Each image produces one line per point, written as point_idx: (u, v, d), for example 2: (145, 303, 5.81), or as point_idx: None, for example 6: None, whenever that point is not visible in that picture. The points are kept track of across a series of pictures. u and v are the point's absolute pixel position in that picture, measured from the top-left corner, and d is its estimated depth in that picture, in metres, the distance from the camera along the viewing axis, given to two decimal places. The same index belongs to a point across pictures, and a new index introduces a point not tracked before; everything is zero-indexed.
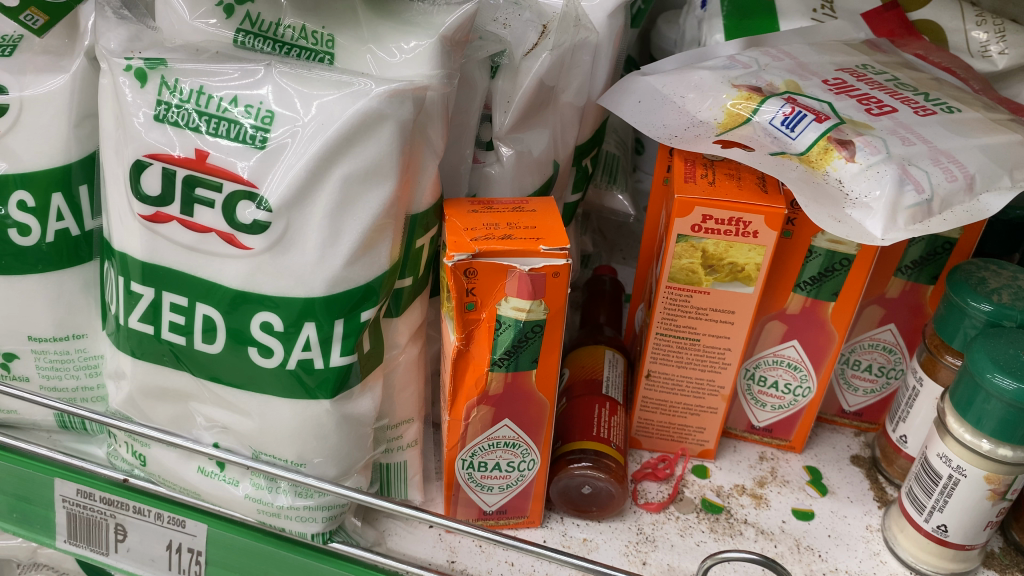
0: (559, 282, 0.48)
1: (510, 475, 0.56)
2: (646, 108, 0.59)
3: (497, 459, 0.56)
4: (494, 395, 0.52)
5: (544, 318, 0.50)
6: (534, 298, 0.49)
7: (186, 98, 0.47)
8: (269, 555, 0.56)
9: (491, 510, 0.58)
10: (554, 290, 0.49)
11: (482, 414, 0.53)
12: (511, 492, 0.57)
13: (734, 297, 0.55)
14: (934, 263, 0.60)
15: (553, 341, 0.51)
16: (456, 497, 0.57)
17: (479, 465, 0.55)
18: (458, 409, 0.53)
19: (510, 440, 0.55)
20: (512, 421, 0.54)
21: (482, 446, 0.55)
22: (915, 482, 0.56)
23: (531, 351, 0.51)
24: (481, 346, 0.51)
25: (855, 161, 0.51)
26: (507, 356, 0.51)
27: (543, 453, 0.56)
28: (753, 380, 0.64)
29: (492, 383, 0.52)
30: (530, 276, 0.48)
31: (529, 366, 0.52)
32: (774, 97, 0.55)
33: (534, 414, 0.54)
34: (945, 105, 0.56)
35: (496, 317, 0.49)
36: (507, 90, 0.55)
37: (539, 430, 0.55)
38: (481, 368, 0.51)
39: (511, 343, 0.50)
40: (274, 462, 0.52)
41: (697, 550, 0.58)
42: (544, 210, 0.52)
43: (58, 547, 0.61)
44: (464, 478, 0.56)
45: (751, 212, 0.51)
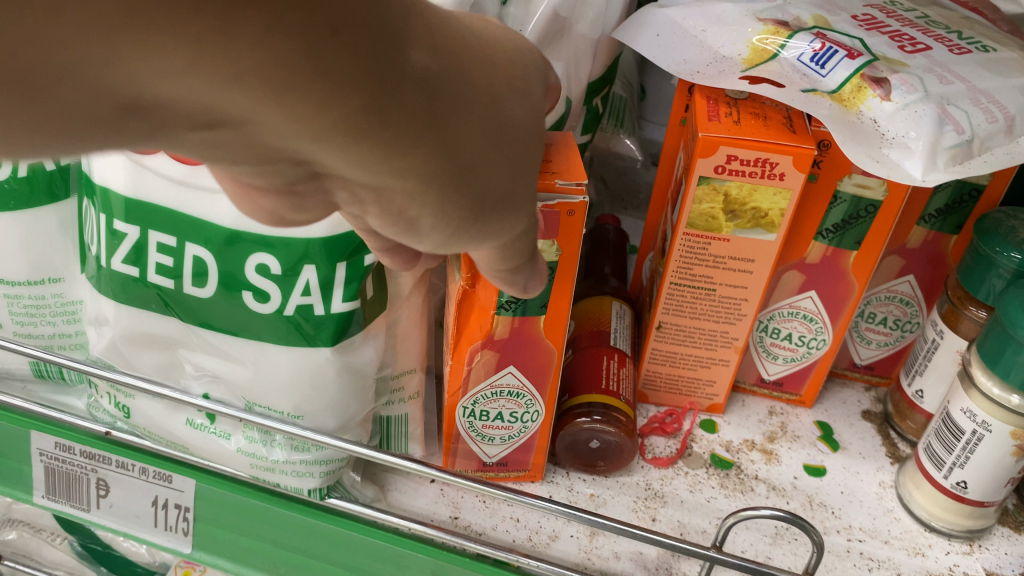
0: (574, 222, 0.45)
1: (512, 426, 0.54)
2: (665, 42, 0.55)
3: (500, 409, 0.53)
4: (499, 340, 0.50)
5: (555, 261, 0.47)
6: (547, 239, 0.46)
7: None
8: (263, 511, 0.53)
9: (491, 461, 0.56)
10: (569, 231, 0.46)
11: (485, 359, 0.51)
12: (513, 444, 0.55)
13: (755, 244, 0.53)
14: (959, 212, 0.57)
15: (564, 287, 0.48)
16: (455, 445, 0.55)
17: (481, 415, 0.53)
18: (461, 354, 0.50)
19: (513, 389, 0.52)
20: (516, 369, 0.51)
21: (485, 394, 0.52)
22: (935, 437, 0.55)
23: (542, 297, 0.48)
24: (486, 289, 0.48)
25: (890, 99, 0.48)
26: (514, 300, 0.48)
27: (546, 403, 0.53)
28: (766, 332, 0.61)
29: (497, 328, 0.49)
30: (544, 213, 0.45)
31: (537, 312, 0.49)
32: (803, 32, 0.52)
33: (539, 364, 0.51)
34: (979, 44, 0.53)
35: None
36: (519, 17, 0.52)
37: (543, 381, 0.52)
38: (485, 312, 0.49)
39: (520, 287, 0.48)
40: (269, 413, 0.49)
41: (708, 507, 0.56)
42: (565, 143, 0.49)
43: (36, 502, 0.58)
44: (465, 428, 0.54)
45: (780, 152, 0.48)
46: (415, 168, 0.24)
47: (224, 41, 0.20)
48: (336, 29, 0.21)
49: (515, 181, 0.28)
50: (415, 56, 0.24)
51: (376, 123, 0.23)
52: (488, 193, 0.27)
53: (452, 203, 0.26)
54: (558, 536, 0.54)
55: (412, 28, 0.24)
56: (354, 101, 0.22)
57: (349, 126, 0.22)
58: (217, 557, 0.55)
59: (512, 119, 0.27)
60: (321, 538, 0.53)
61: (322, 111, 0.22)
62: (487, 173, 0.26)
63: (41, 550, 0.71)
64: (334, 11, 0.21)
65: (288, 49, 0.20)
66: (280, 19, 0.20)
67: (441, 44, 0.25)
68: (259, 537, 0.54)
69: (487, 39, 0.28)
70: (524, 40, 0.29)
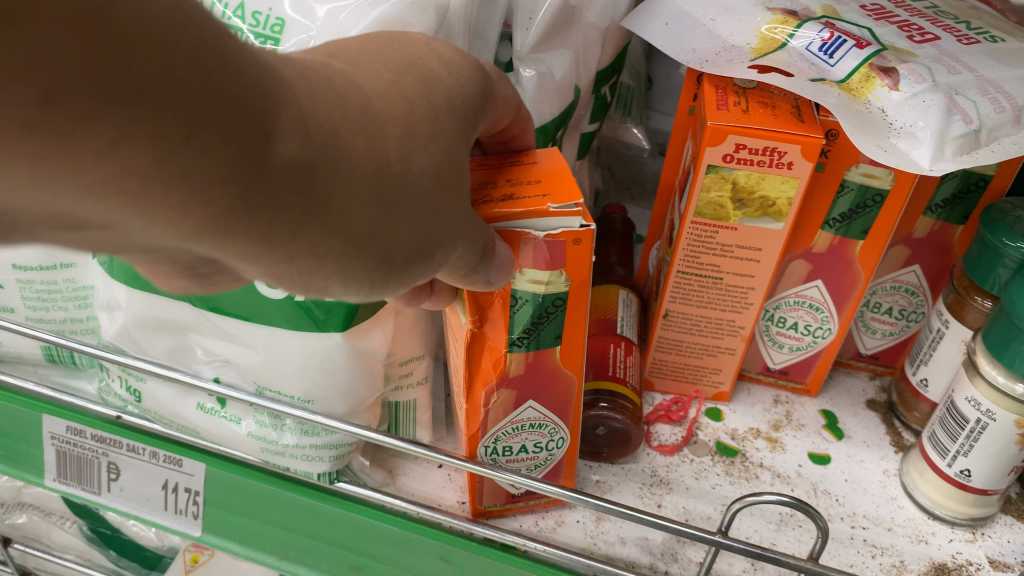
0: (580, 250, 0.44)
1: (537, 456, 0.54)
2: (674, 30, 0.56)
3: (522, 442, 0.53)
4: (513, 376, 0.49)
5: (566, 291, 0.46)
6: (552, 268, 0.45)
7: None
8: (273, 495, 0.54)
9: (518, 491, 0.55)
10: (574, 259, 0.45)
11: (503, 399, 0.50)
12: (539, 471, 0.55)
13: (762, 233, 0.53)
14: (966, 203, 0.57)
15: (577, 314, 0.48)
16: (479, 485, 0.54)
17: (505, 450, 0.53)
18: (475, 397, 0.50)
19: (536, 422, 0.52)
20: (537, 403, 0.51)
21: (506, 431, 0.52)
22: (939, 425, 0.55)
23: (553, 325, 0.48)
24: (497, 328, 0.47)
25: (899, 90, 0.48)
26: (526, 334, 0.47)
27: (572, 428, 0.53)
28: (772, 321, 0.62)
29: (510, 365, 0.48)
30: (547, 243, 0.43)
31: (551, 341, 0.48)
32: (812, 21, 0.52)
33: (560, 393, 0.51)
34: (988, 34, 0.53)
35: (511, 296, 0.46)
36: (529, 5, 0.52)
37: (567, 410, 0.52)
38: (497, 351, 0.48)
39: (530, 319, 0.47)
40: (279, 398, 0.49)
41: (712, 494, 0.56)
42: (554, 160, 0.46)
43: (47, 485, 0.58)
44: (489, 465, 0.53)
45: (788, 141, 0.48)
46: (296, 249, 0.28)
47: (70, 159, 0.22)
48: (191, 134, 0.23)
49: (421, 237, 0.32)
50: (282, 146, 0.26)
51: (247, 219, 0.26)
52: (393, 253, 0.32)
53: (356, 262, 0.31)
54: (564, 522, 0.55)
55: (272, 118, 0.26)
56: (221, 203, 0.25)
57: (227, 221, 0.26)
58: (227, 541, 0.55)
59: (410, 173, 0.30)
60: (330, 523, 0.53)
61: (198, 208, 0.25)
62: (385, 233, 0.31)
63: (50, 533, 0.72)
64: (189, 116, 0.23)
65: (140, 159, 0.23)
66: (131, 132, 0.22)
67: (314, 119, 0.27)
68: (268, 521, 0.54)
69: (380, 104, 0.30)
70: (433, 90, 0.32)
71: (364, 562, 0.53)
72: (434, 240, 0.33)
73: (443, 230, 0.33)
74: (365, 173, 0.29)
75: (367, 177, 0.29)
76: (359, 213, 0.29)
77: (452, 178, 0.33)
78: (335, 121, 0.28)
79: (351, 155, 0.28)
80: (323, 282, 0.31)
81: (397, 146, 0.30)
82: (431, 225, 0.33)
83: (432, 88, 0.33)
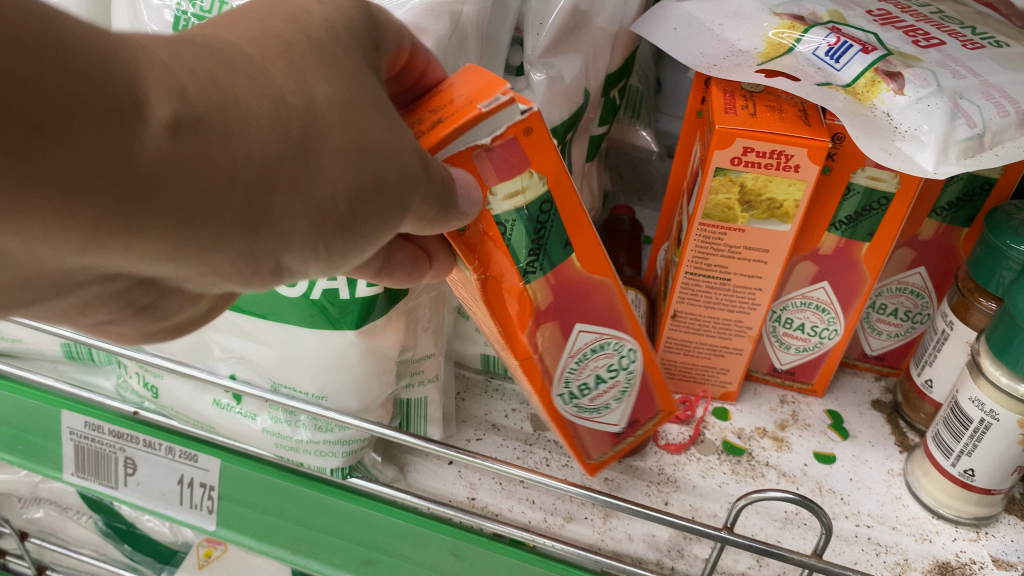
0: (536, 137, 0.41)
1: (617, 381, 0.50)
2: (682, 35, 0.57)
3: (594, 373, 0.49)
4: (548, 308, 0.46)
5: (545, 190, 0.42)
6: (520, 174, 0.41)
7: (207, 8, 0.47)
8: (287, 489, 0.55)
9: (621, 429, 0.53)
10: (534, 149, 0.41)
11: (549, 335, 0.47)
12: (630, 398, 0.52)
13: (769, 235, 0.54)
14: (971, 205, 0.58)
15: (570, 208, 0.44)
16: (579, 440, 0.52)
17: (582, 390, 0.50)
18: (522, 347, 0.46)
19: (594, 348, 0.48)
20: (584, 323, 0.47)
21: (572, 367, 0.48)
22: (943, 425, 0.55)
23: (553, 234, 0.44)
24: (505, 265, 0.43)
25: (903, 94, 0.49)
26: (534, 257, 0.44)
27: (632, 331, 0.49)
28: (779, 322, 0.63)
29: (537, 296, 0.45)
30: (501, 151, 0.40)
31: (561, 251, 0.45)
32: (818, 26, 0.53)
33: (600, 300, 0.47)
34: (993, 39, 0.54)
35: (498, 222, 0.42)
36: (540, 10, 0.53)
37: (616, 316, 0.48)
38: (519, 288, 0.44)
39: (526, 238, 0.43)
40: (293, 395, 0.51)
41: (719, 491, 0.57)
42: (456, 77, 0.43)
43: (65, 480, 0.60)
44: (573, 412, 0.51)
45: (794, 144, 0.49)
46: (227, 231, 0.27)
47: None
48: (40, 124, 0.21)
49: (358, 180, 0.30)
50: (155, 109, 0.24)
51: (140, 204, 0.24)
52: (332, 199, 0.29)
53: (296, 228, 0.29)
54: (572, 519, 0.56)
55: (136, 89, 0.23)
56: (106, 195, 0.23)
57: (132, 233, 0.25)
58: (240, 535, 0.57)
59: (312, 107, 0.28)
60: (342, 518, 0.54)
61: (79, 223, 0.23)
62: (315, 177, 0.28)
63: (67, 528, 0.74)
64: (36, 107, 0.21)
65: None
66: None
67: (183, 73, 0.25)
68: (281, 516, 0.55)
69: (253, 49, 0.29)
70: (308, 32, 0.31)
71: (376, 556, 0.54)
72: (373, 174, 0.30)
73: (378, 158, 0.30)
74: (258, 125, 0.26)
75: (266, 121, 0.27)
76: (272, 170, 0.27)
77: (365, 111, 0.31)
78: (209, 80, 0.26)
79: (236, 111, 0.26)
80: (272, 258, 0.29)
81: (285, 91, 0.28)
82: (363, 157, 0.30)
83: (307, 33, 0.31)
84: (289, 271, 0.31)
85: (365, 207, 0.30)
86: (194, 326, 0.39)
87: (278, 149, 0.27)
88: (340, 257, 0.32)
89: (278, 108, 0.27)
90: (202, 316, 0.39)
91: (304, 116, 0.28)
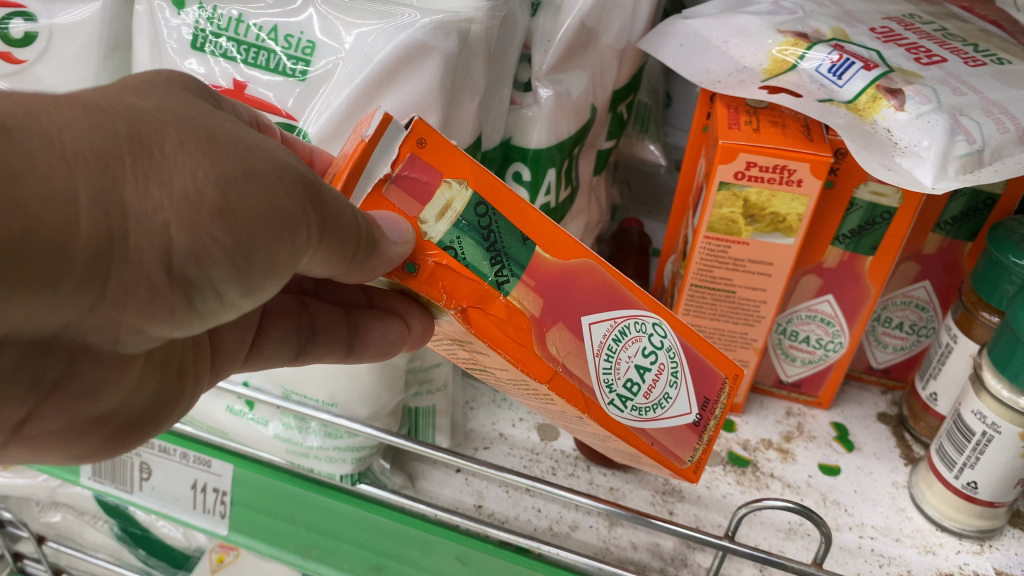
0: (436, 144, 0.38)
1: (662, 364, 0.41)
2: (688, 52, 0.59)
3: (633, 363, 0.41)
4: (544, 312, 0.39)
5: (474, 192, 0.38)
6: (439, 188, 0.38)
7: (225, 26, 0.49)
8: (296, 495, 0.55)
9: (700, 418, 0.43)
10: (439, 158, 0.38)
11: (560, 338, 0.40)
12: (689, 376, 0.42)
13: (773, 249, 0.54)
14: (975, 220, 0.58)
15: (510, 201, 0.39)
16: (657, 447, 0.43)
17: (632, 386, 0.41)
18: (541, 366, 0.40)
19: (616, 337, 0.41)
20: (590, 314, 0.40)
21: (605, 364, 0.40)
22: (947, 438, 0.56)
23: (505, 234, 0.39)
24: (474, 285, 0.38)
25: (904, 110, 0.50)
26: (498, 263, 0.39)
27: (646, 302, 0.41)
28: (784, 335, 0.63)
29: (527, 305, 0.39)
30: (406, 173, 0.37)
31: (523, 249, 0.39)
32: (822, 43, 0.54)
33: (595, 285, 0.40)
34: (995, 56, 0.54)
35: (443, 247, 0.38)
36: (548, 28, 0.55)
37: (620, 296, 0.41)
38: (504, 303, 0.39)
39: (481, 249, 0.38)
40: (305, 401, 0.55)
41: (723, 502, 0.58)
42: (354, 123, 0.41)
43: (83, 483, 0.61)
44: (636, 419, 0.42)
45: (797, 159, 0.50)
46: (92, 238, 0.27)
47: None
48: None
49: (220, 168, 0.29)
50: None
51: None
52: (201, 202, 0.28)
53: (168, 224, 0.28)
54: (578, 527, 0.56)
55: None
56: None
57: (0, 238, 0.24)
58: (251, 540, 0.57)
59: (142, 117, 0.28)
60: (350, 524, 0.55)
61: None
62: (168, 173, 0.28)
63: (83, 532, 0.75)
64: None
65: None
66: None
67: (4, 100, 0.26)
68: (291, 520, 0.56)
69: (85, 92, 0.29)
70: (150, 81, 0.31)
71: (383, 562, 0.54)
72: (236, 162, 0.29)
73: (235, 148, 0.29)
74: (76, 126, 0.26)
75: (91, 126, 0.27)
76: (107, 162, 0.26)
77: (202, 113, 0.30)
78: (12, 97, 0.26)
79: (49, 118, 0.26)
80: (161, 264, 0.29)
81: (108, 104, 0.28)
82: (214, 145, 0.29)
83: (149, 82, 0.31)
84: (197, 283, 0.30)
85: (248, 199, 0.29)
86: (148, 423, 0.39)
87: (106, 143, 0.27)
88: (246, 263, 0.31)
89: (96, 115, 0.27)
90: (152, 412, 0.39)
91: (130, 118, 0.28)
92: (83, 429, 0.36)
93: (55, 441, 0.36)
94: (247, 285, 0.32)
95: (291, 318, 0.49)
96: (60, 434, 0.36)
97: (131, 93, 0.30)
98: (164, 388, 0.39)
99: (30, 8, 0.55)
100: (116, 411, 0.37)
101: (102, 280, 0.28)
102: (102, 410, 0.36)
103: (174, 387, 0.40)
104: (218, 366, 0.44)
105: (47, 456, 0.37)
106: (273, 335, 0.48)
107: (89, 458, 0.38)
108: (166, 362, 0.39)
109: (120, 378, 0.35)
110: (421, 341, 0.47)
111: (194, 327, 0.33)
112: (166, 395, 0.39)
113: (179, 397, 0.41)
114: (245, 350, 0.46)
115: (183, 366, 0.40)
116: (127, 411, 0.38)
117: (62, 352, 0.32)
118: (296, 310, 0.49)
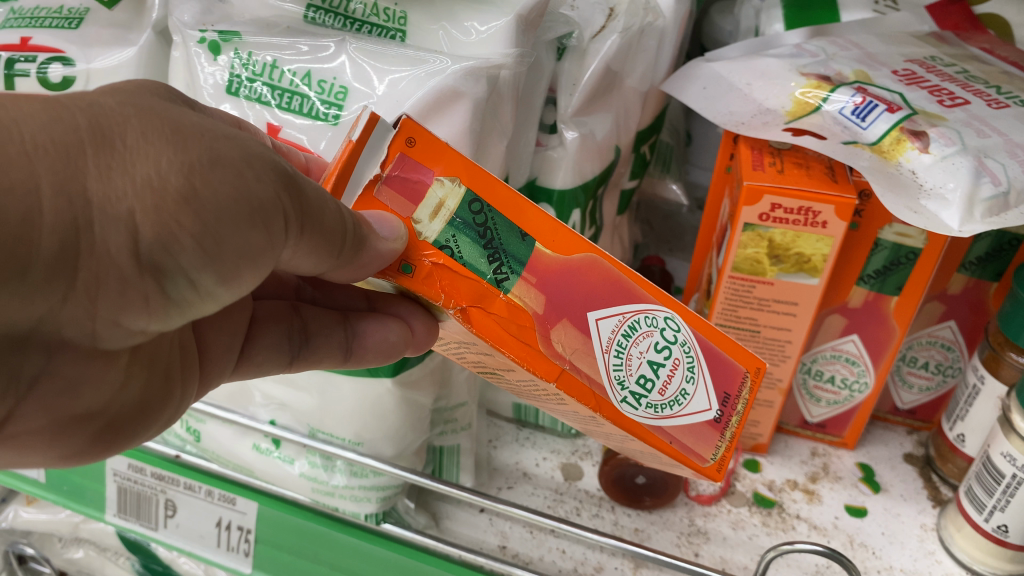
0: (423, 145, 0.39)
1: (674, 356, 0.41)
2: (711, 94, 0.60)
3: (645, 356, 0.40)
4: (547, 310, 0.39)
5: (468, 190, 0.39)
6: (432, 185, 0.39)
7: (259, 72, 0.51)
8: (321, 535, 0.55)
9: (720, 415, 0.42)
10: (430, 155, 0.39)
11: (562, 335, 0.39)
12: (705, 370, 0.42)
13: (799, 288, 0.54)
14: (1000, 260, 0.58)
15: (506, 198, 0.39)
16: (677, 446, 0.41)
17: (644, 381, 0.40)
18: (547, 365, 0.39)
19: (626, 333, 0.40)
20: (597, 310, 0.40)
21: (613, 357, 0.40)
22: (976, 481, 0.55)
23: (502, 231, 0.39)
24: (471, 283, 0.39)
25: (928, 152, 0.50)
26: (495, 260, 0.39)
27: (656, 296, 0.41)
28: (809, 375, 0.63)
29: (528, 302, 0.39)
30: (394, 174, 0.38)
31: (523, 245, 0.39)
32: (845, 87, 0.55)
33: (601, 279, 0.40)
34: (1018, 98, 0.55)
35: (439, 246, 0.38)
36: (573, 72, 0.56)
37: (630, 289, 0.40)
38: (504, 300, 0.39)
39: (477, 247, 0.39)
40: (332, 440, 0.55)
41: (750, 543, 0.57)
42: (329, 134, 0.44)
43: (108, 520, 0.61)
44: (652, 416, 0.41)
45: (821, 201, 0.50)
46: (57, 228, 0.28)
47: None
48: None
49: (186, 156, 0.29)
50: None
51: None
52: (166, 186, 0.29)
53: (133, 211, 0.28)
54: (602, 569, 0.56)
55: None
56: None
57: None
58: None
59: (103, 109, 0.29)
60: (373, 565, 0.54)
61: None
62: (130, 163, 0.28)
63: (104, 569, 0.74)
64: None
65: None
66: None
67: None
68: (317, 560, 0.55)
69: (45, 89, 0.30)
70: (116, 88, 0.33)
71: None
72: (202, 151, 0.30)
73: (201, 138, 0.30)
74: (34, 117, 0.27)
75: (55, 119, 0.28)
76: (67, 154, 0.27)
77: (170, 109, 0.31)
78: None
79: (8, 111, 0.27)
80: (129, 254, 0.29)
81: (68, 99, 0.29)
82: (179, 135, 0.29)
83: (118, 88, 0.33)
84: (167, 270, 0.31)
85: (216, 186, 0.30)
86: (133, 425, 0.40)
87: (67, 135, 0.27)
88: (217, 250, 0.31)
89: (54, 109, 0.28)
90: (139, 413, 0.40)
91: (90, 111, 0.28)
92: (67, 426, 0.37)
93: (40, 438, 0.37)
94: (221, 272, 0.32)
95: (283, 322, 0.50)
96: (41, 432, 0.36)
97: (96, 92, 0.31)
98: (151, 388, 0.40)
99: (68, 53, 0.56)
100: (104, 410, 0.37)
101: (71, 271, 0.29)
102: (88, 407, 0.36)
103: (163, 389, 0.41)
104: (209, 374, 0.45)
105: (36, 454, 0.38)
106: (263, 342, 0.49)
107: (77, 458, 0.39)
108: (152, 364, 0.39)
109: (103, 376, 0.35)
110: (426, 343, 0.46)
111: (173, 317, 0.33)
112: (153, 398, 0.40)
113: (168, 399, 0.41)
114: (235, 356, 0.47)
115: (170, 369, 0.41)
116: (115, 411, 0.38)
117: (40, 347, 0.32)
118: (286, 316, 0.50)
